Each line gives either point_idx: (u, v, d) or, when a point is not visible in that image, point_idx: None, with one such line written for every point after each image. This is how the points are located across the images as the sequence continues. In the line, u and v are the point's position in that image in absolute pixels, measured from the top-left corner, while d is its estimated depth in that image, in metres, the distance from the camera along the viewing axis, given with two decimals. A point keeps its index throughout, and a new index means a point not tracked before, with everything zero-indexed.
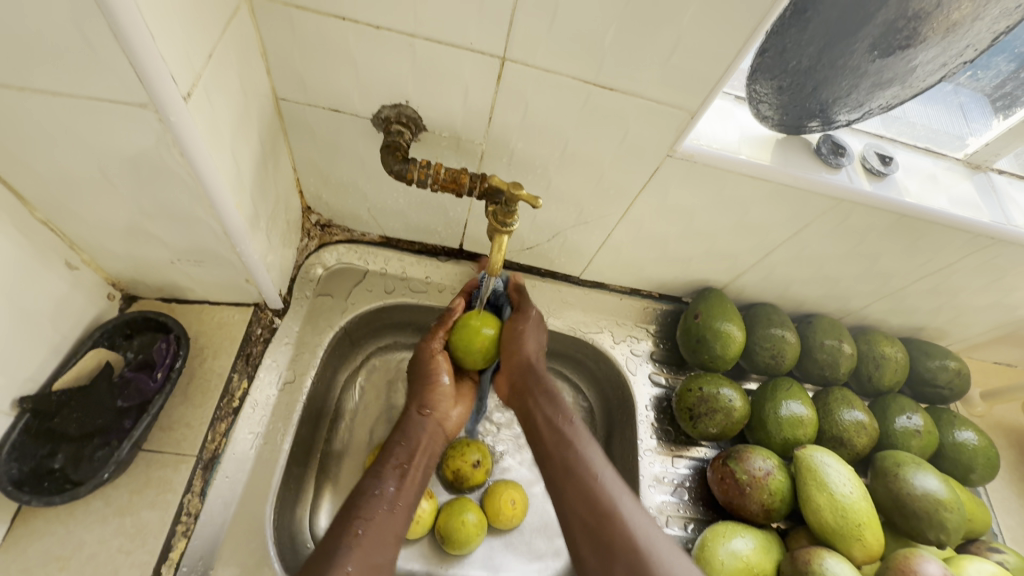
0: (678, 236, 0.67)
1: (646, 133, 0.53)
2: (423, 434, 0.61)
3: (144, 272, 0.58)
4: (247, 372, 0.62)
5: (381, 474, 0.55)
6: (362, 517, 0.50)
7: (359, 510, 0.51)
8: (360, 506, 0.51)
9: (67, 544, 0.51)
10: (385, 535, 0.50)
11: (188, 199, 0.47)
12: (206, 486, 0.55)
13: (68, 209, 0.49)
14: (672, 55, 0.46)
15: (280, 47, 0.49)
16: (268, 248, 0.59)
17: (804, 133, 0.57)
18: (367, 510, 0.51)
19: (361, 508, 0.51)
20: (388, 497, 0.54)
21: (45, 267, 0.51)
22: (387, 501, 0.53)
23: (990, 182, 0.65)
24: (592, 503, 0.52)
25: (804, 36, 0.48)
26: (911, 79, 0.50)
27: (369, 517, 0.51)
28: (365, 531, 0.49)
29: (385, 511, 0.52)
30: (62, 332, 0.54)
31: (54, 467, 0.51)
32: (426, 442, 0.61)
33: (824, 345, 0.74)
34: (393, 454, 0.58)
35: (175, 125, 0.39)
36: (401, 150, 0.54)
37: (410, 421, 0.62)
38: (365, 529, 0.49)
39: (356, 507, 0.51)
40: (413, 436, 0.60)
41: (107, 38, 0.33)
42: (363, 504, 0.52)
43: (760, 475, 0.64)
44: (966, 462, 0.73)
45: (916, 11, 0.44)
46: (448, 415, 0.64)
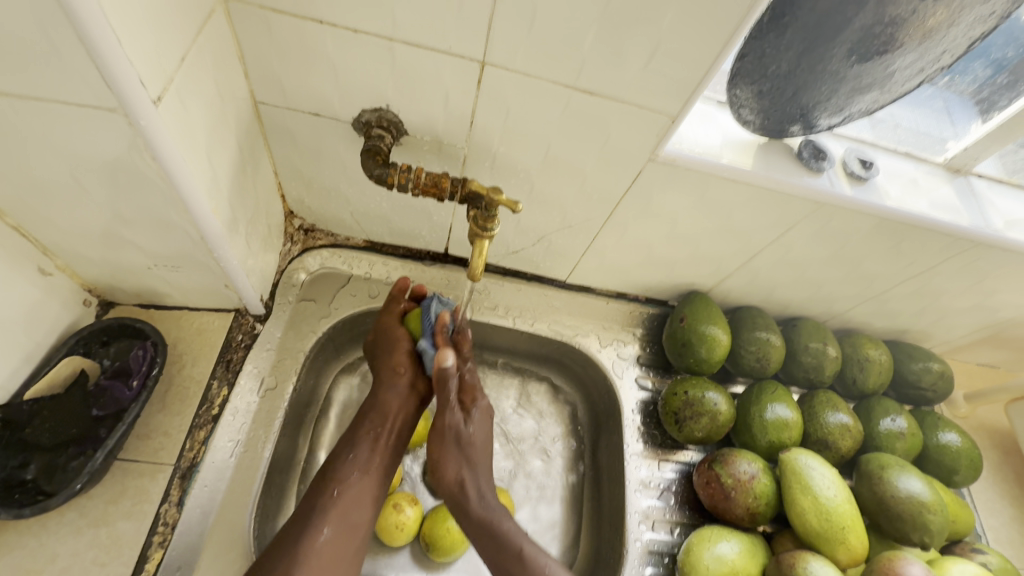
0: (663, 239, 0.67)
1: (627, 137, 0.53)
2: (391, 401, 0.62)
3: (121, 278, 0.57)
4: (228, 379, 0.61)
5: (355, 443, 0.59)
6: (337, 481, 0.56)
7: (334, 477, 0.57)
8: (337, 470, 0.57)
9: (39, 557, 0.50)
10: (363, 499, 0.57)
11: (162, 204, 0.46)
12: (183, 495, 0.54)
13: (40, 215, 0.48)
14: (651, 59, 0.46)
15: (258, 50, 0.48)
16: (248, 253, 0.58)
17: (786, 137, 0.58)
18: (341, 477, 0.57)
19: (334, 472, 0.57)
20: (361, 463, 0.58)
21: (17, 273, 0.50)
22: (360, 466, 0.58)
23: (970, 185, 0.65)
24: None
25: (783, 40, 0.48)
26: (889, 84, 0.51)
27: (343, 483, 0.56)
28: (343, 494, 0.56)
29: (360, 475, 0.57)
30: (36, 339, 0.53)
31: (26, 479, 0.50)
32: (397, 407, 0.62)
33: (809, 347, 0.74)
34: (366, 419, 0.61)
35: (146, 130, 0.39)
36: (381, 153, 0.53)
37: (381, 386, 0.62)
38: (340, 495, 0.56)
39: (332, 471, 0.57)
40: (383, 402, 0.61)
41: (71, 41, 0.33)
42: (338, 470, 0.57)
43: (745, 478, 0.64)
44: (949, 464, 0.74)
45: (892, 17, 0.45)
46: (417, 380, 0.64)
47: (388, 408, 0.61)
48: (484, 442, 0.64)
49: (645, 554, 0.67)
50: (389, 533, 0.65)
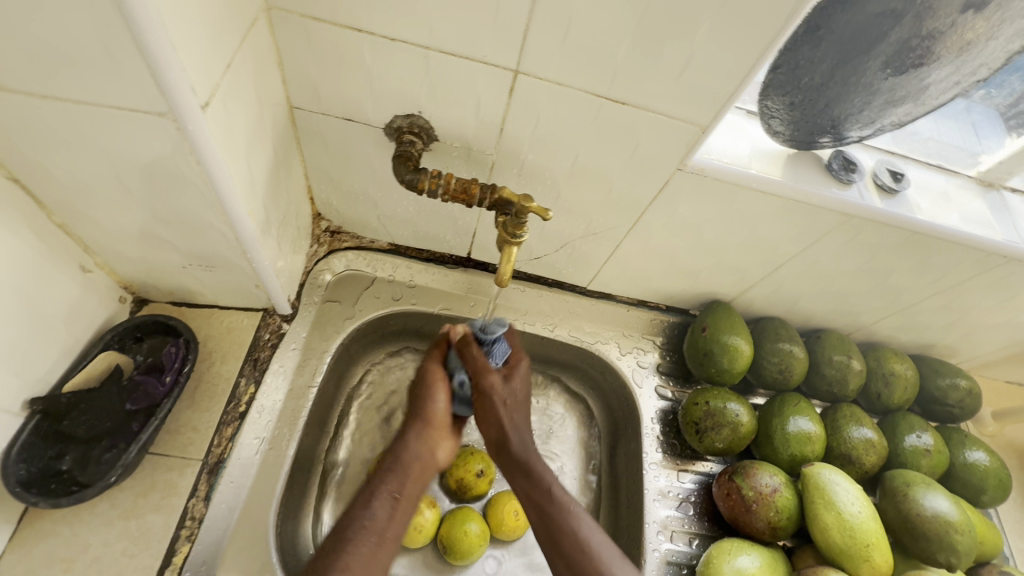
0: (686, 249, 0.67)
1: (657, 146, 0.53)
2: (416, 462, 0.57)
3: (156, 276, 0.59)
4: (254, 378, 0.62)
5: (373, 502, 0.52)
6: (349, 551, 0.49)
7: (349, 542, 0.49)
8: (350, 537, 0.50)
9: (72, 546, 0.51)
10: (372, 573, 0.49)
11: (201, 205, 0.47)
12: (210, 491, 0.56)
13: (83, 213, 0.49)
14: (685, 70, 0.46)
15: (296, 56, 0.49)
16: (278, 254, 0.60)
17: (815, 149, 0.57)
18: (355, 542, 0.49)
19: (350, 536, 0.50)
20: (378, 527, 0.51)
21: (59, 270, 0.51)
22: (376, 532, 0.51)
23: (1003, 200, 0.64)
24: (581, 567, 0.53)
25: (817, 52, 0.47)
26: (923, 97, 0.50)
27: (357, 549, 0.49)
28: (354, 566, 0.48)
29: (374, 545, 0.50)
30: (74, 334, 0.55)
31: (61, 469, 0.52)
32: (418, 466, 0.56)
33: (833, 360, 0.73)
34: (387, 477, 0.55)
35: (193, 134, 0.40)
36: (412, 159, 0.54)
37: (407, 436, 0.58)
38: (349, 566, 0.48)
39: (348, 537, 0.50)
40: (404, 463, 0.56)
41: (130, 48, 0.34)
42: (351, 536, 0.50)
43: (767, 492, 0.63)
44: (977, 483, 0.72)
45: (931, 30, 0.45)
46: (439, 449, 0.59)
47: (411, 468, 0.56)
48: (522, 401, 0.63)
49: (663, 564, 0.66)
50: (407, 535, 0.66)
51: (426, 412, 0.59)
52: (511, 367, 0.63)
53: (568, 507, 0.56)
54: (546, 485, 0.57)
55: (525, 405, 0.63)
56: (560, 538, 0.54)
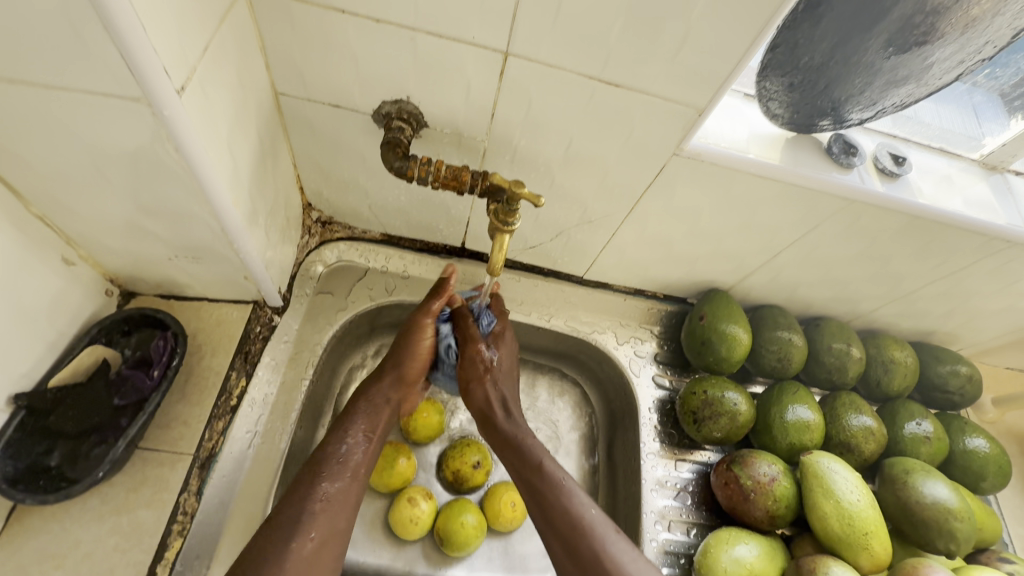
0: (683, 236, 0.66)
1: (652, 130, 0.52)
2: (385, 406, 0.61)
3: (143, 269, 0.58)
4: (246, 371, 0.61)
5: (346, 439, 0.56)
6: (324, 480, 0.53)
7: (323, 476, 0.53)
8: (316, 489, 0.52)
9: (63, 542, 0.51)
10: (348, 502, 0.53)
11: (184, 194, 0.46)
12: (202, 485, 0.55)
13: (64, 204, 0.48)
14: (680, 50, 0.44)
15: (279, 40, 0.48)
16: (267, 244, 0.58)
17: (815, 132, 0.56)
18: (330, 477, 0.53)
19: (324, 473, 0.53)
20: (353, 463, 0.55)
21: (41, 263, 0.50)
22: (351, 467, 0.55)
23: (1006, 183, 0.63)
24: (574, 543, 0.52)
25: (817, 31, 0.46)
26: (926, 76, 0.49)
27: (332, 483, 0.53)
28: (331, 496, 0.52)
29: (348, 480, 0.54)
30: (59, 328, 0.54)
31: (50, 465, 0.51)
32: (388, 406, 0.61)
33: (832, 348, 0.72)
34: (358, 417, 0.58)
35: (170, 120, 0.39)
36: (401, 146, 0.52)
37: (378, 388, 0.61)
38: (328, 497, 0.52)
39: (321, 468, 0.53)
40: (376, 403, 0.60)
41: (97, 29, 0.32)
42: (325, 471, 0.53)
43: (765, 481, 0.63)
44: (976, 470, 0.72)
45: (934, 6, 0.43)
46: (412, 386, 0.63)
47: (382, 407, 0.60)
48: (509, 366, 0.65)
49: (661, 554, 0.66)
50: (403, 527, 0.65)
51: (400, 369, 0.61)
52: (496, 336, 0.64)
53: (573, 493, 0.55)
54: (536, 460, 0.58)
55: (512, 374, 0.65)
56: (554, 519, 0.54)
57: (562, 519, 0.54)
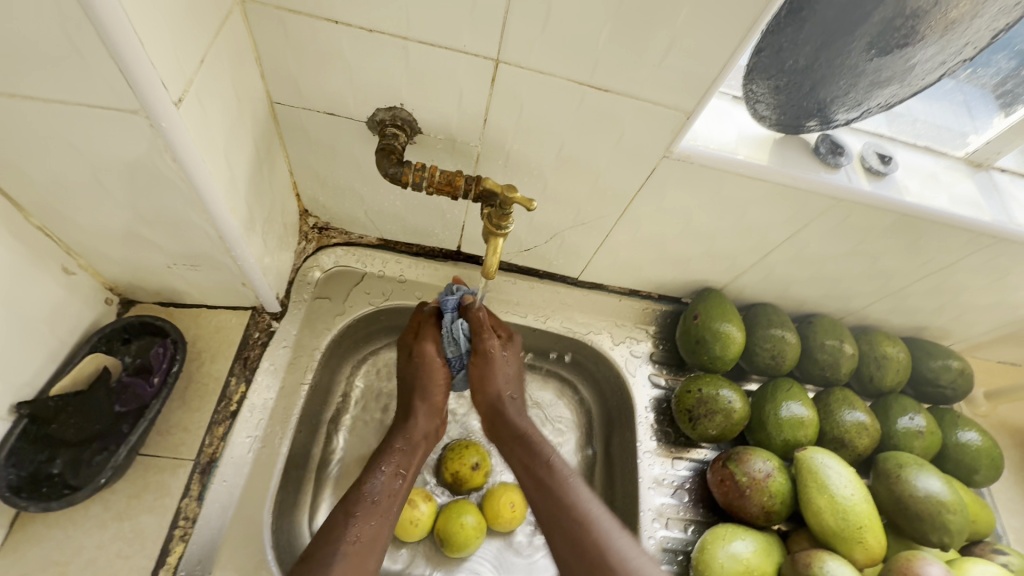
0: (676, 237, 0.66)
1: (642, 133, 0.53)
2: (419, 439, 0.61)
3: (141, 277, 0.58)
4: (245, 377, 0.62)
5: (383, 476, 0.56)
6: (357, 522, 0.52)
7: (357, 516, 0.52)
8: (358, 509, 0.53)
9: (65, 549, 0.51)
10: (377, 542, 0.52)
11: (182, 204, 0.47)
12: (202, 490, 0.55)
13: (62, 214, 0.49)
14: (667, 54, 0.45)
15: (273, 50, 0.49)
16: (264, 251, 0.59)
17: (803, 133, 0.57)
18: (363, 516, 0.53)
19: (357, 511, 0.53)
20: (384, 501, 0.55)
21: (41, 272, 0.51)
22: (384, 506, 0.55)
23: (991, 180, 0.64)
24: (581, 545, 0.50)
25: (800, 35, 0.47)
26: (909, 77, 0.50)
27: (365, 522, 0.52)
28: (363, 535, 0.52)
29: (381, 518, 0.54)
30: (60, 336, 0.54)
31: (52, 472, 0.51)
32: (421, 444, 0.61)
33: (825, 345, 0.73)
34: (392, 454, 0.59)
35: (166, 131, 0.39)
36: (395, 153, 0.53)
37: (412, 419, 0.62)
38: (360, 536, 0.51)
39: (355, 507, 0.53)
40: (411, 432, 0.61)
41: (95, 44, 0.33)
42: (358, 510, 0.53)
43: (760, 477, 0.64)
44: (969, 463, 0.72)
45: (914, 9, 0.44)
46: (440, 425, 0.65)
47: (417, 446, 0.61)
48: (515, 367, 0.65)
49: (659, 552, 0.67)
50: (403, 529, 0.66)
51: (425, 396, 0.63)
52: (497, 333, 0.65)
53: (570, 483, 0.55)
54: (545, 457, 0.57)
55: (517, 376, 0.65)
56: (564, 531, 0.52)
57: (569, 516, 0.53)
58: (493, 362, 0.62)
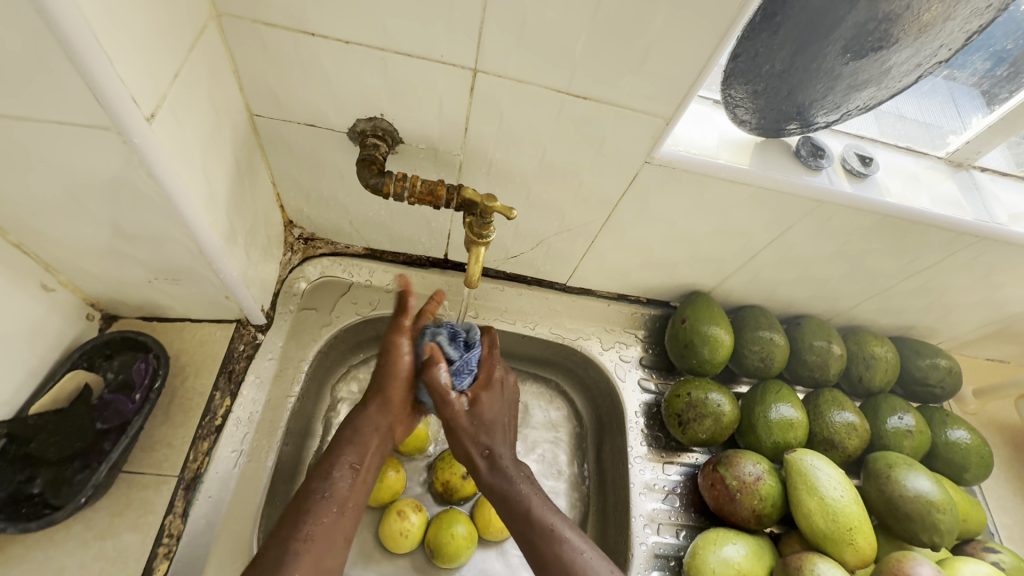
0: (661, 241, 0.67)
1: (622, 140, 0.53)
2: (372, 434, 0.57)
3: (123, 293, 0.58)
4: (230, 390, 0.61)
5: (333, 477, 0.53)
6: (309, 522, 0.49)
7: (309, 513, 0.50)
8: (311, 513, 0.50)
9: (46, 570, 0.50)
10: (335, 538, 0.50)
11: (160, 218, 0.46)
12: (187, 507, 0.55)
13: (39, 231, 0.48)
14: (644, 61, 0.45)
15: (250, 62, 0.48)
16: (247, 264, 0.59)
17: (783, 136, 0.57)
18: (315, 514, 0.50)
19: (313, 513, 0.50)
20: (339, 497, 0.52)
21: (20, 290, 0.50)
22: (337, 502, 0.52)
23: (972, 179, 0.65)
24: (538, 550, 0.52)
25: (775, 40, 0.48)
26: (885, 80, 0.50)
27: (317, 520, 0.50)
28: (315, 535, 0.49)
29: (336, 514, 0.51)
30: (40, 353, 0.54)
31: (33, 492, 0.50)
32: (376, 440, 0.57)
33: (813, 346, 0.74)
34: (345, 450, 0.55)
35: (140, 147, 0.39)
36: (377, 163, 0.53)
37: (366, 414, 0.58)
38: (312, 535, 0.49)
39: (308, 505, 0.50)
40: (364, 434, 0.57)
41: (64, 62, 0.33)
42: (312, 508, 0.50)
43: (750, 480, 0.64)
44: (958, 461, 0.73)
45: (886, 13, 0.44)
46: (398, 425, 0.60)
47: (370, 438, 0.57)
48: (509, 404, 0.61)
49: (651, 558, 0.66)
50: (393, 541, 0.65)
51: (380, 393, 0.59)
52: (490, 376, 0.60)
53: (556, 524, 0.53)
54: (524, 507, 0.54)
55: (507, 424, 0.60)
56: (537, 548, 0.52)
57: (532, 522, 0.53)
58: (475, 418, 0.58)
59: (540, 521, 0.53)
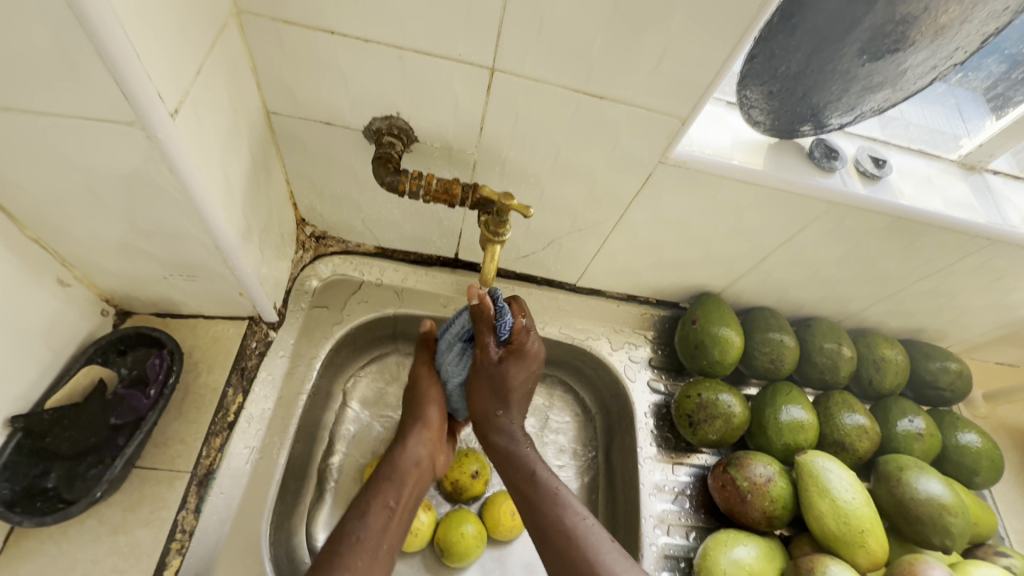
0: (673, 242, 0.67)
1: (637, 139, 0.53)
2: (410, 467, 0.59)
3: (138, 288, 0.58)
4: (242, 387, 0.61)
5: (368, 514, 0.54)
6: (345, 561, 0.50)
7: (342, 556, 0.50)
8: (343, 547, 0.51)
9: (61, 564, 0.51)
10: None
11: (178, 214, 0.47)
12: (200, 502, 0.55)
13: (57, 226, 0.49)
14: (661, 61, 0.46)
15: (269, 60, 0.49)
16: (261, 261, 0.59)
17: (797, 137, 0.57)
18: (357, 554, 0.51)
19: (344, 551, 0.50)
20: (372, 540, 0.52)
21: (37, 284, 0.51)
22: (372, 546, 0.52)
23: (985, 182, 0.65)
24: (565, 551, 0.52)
25: (792, 41, 0.48)
26: (901, 81, 0.50)
27: (353, 564, 0.50)
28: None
29: (370, 560, 0.51)
30: (55, 348, 0.54)
31: (47, 487, 0.51)
32: (413, 474, 0.59)
33: (824, 348, 0.73)
34: (381, 489, 0.56)
35: (162, 143, 0.39)
36: (392, 161, 0.53)
37: (400, 452, 0.60)
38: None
39: (338, 547, 0.51)
40: (401, 465, 0.59)
41: (91, 57, 0.33)
42: (344, 551, 0.50)
43: (761, 481, 0.63)
44: (969, 465, 0.72)
45: (904, 15, 0.44)
46: (438, 456, 0.63)
47: (407, 475, 0.59)
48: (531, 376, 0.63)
49: (661, 559, 0.66)
50: (403, 539, 0.65)
51: (419, 421, 0.62)
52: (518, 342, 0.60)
53: (568, 502, 0.55)
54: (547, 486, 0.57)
55: (523, 395, 0.63)
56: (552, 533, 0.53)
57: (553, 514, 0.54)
58: (499, 373, 0.60)
59: (545, 485, 0.57)
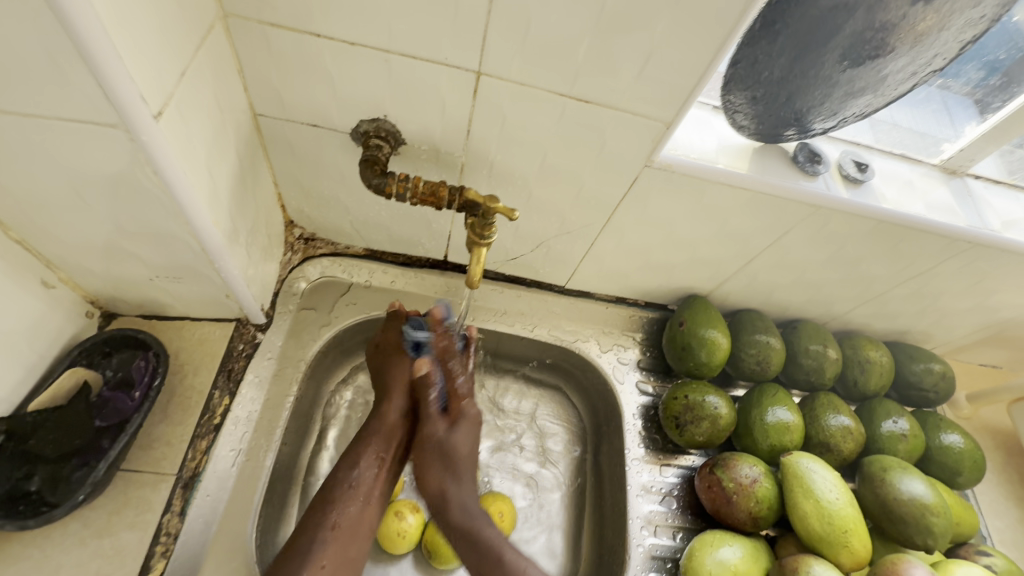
0: (660, 245, 0.67)
1: (622, 143, 0.53)
2: (397, 423, 0.62)
3: (123, 290, 0.58)
4: (229, 389, 0.61)
5: (359, 466, 0.58)
6: (337, 509, 0.55)
7: (334, 505, 0.55)
8: (336, 496, 0.56)
9: (43, 567, 0.50)
10: (359, 532, 0.56)
11: (163, 216, 0.46)
12: (185, 505, 0.55)
13: (42, 228, 0.48)
14: (645, 66, 0.46)
15: (256, 62, 0.49)
16: (248, 262, 0.59)
17: (781, 142, 0.58)
18: (345, 502, 0.56)
19: (335, 498, 0.56)
20: (364, 488, 0.57)
21: (20, 286, 0.50)
22: (363, 492, 0.57)
23: (966, 187, 0.66)
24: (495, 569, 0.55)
25: (774, 47, 0.48)
26: (882, 87, 0.51)
27: (344, 510, 0.55)
28: (342, 522, 0.55)
29: (361, 504, 0.57)
30: (39, 350, 0.54)
31: (30, 490, 0.50)
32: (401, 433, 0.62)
33: (810, 350, 0.74)
34: (372, 440, 0.60)
35: (147, 144, 0.39)
36: (379, 163, 0.54)
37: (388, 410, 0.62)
38: (339, 523, 0.54)
39: (332, 496, 0.56)
40: (389, 427, 0.61)
41: (74, 58, 0.33)
42: (338, 497, 0.56)
43: (747, 482, 0.64)
44: (952, 465, 0.73)
45: (883, 22, 0.45)
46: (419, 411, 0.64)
47: (394, 428, 0.61)
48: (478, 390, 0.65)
49: (648, 559, 0.67)
50: (390, 541, 0.65)
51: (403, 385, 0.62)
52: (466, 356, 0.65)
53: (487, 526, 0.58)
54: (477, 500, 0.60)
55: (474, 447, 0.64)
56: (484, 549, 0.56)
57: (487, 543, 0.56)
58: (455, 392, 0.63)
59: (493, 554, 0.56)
